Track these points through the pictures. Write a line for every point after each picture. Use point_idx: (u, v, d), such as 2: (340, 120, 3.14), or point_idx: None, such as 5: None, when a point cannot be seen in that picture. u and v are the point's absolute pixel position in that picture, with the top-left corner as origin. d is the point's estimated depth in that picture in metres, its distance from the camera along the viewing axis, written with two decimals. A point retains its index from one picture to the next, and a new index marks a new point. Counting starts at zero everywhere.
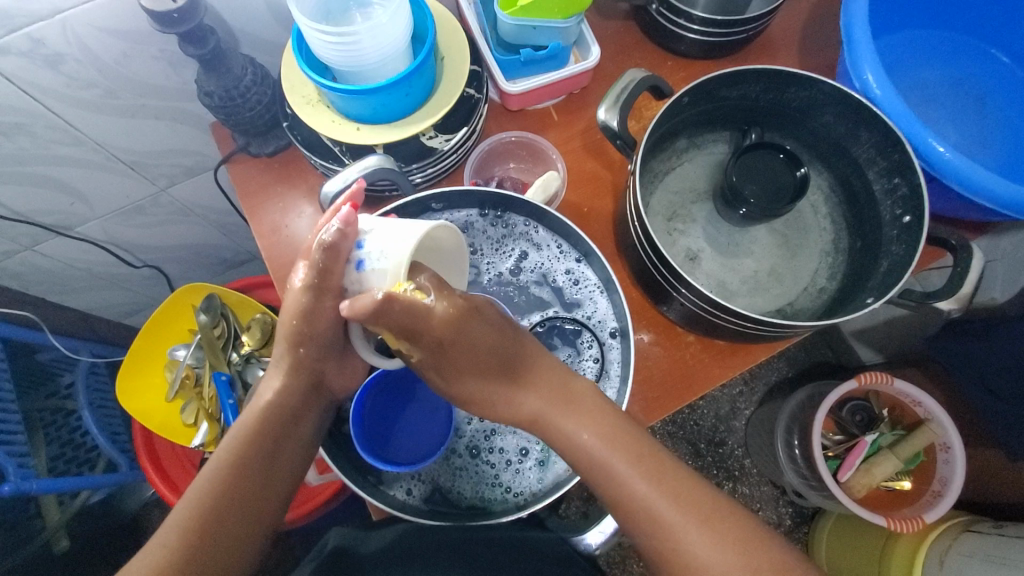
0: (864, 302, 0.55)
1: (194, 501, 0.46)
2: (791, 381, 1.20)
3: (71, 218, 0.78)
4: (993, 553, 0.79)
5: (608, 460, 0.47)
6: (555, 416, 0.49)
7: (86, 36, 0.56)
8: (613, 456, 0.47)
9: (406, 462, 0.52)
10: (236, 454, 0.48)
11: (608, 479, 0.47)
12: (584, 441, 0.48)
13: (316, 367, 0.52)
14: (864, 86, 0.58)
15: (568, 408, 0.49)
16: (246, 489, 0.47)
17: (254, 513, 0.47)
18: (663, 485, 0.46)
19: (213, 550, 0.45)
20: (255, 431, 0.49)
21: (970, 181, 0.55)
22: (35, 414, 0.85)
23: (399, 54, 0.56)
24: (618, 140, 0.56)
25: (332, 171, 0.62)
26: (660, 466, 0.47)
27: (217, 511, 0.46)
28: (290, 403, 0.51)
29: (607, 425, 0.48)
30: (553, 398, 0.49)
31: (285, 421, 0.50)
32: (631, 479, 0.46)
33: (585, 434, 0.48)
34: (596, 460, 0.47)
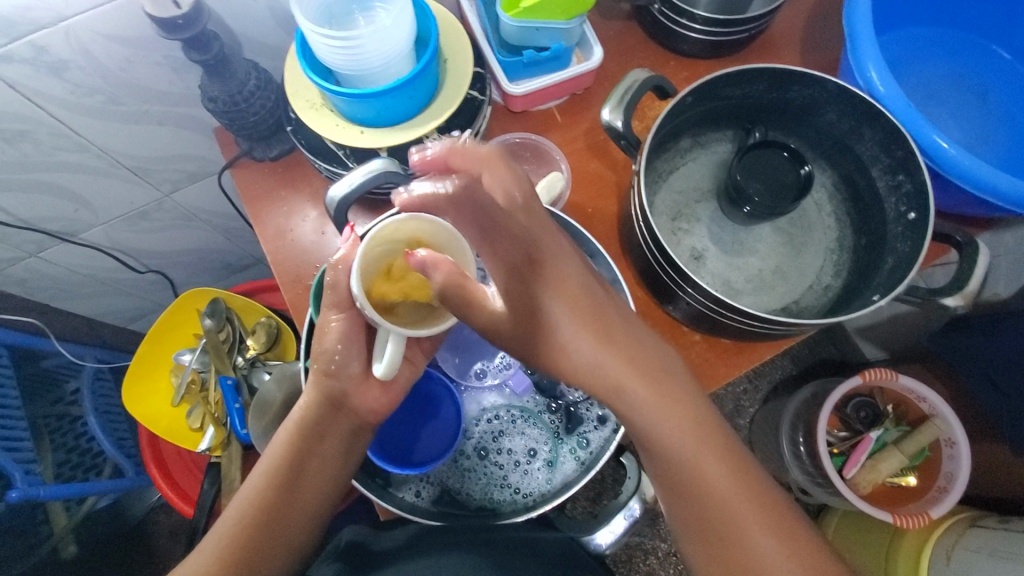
0: (870, 299, 0.55)
1: (234, 514, 0.48)
2: (795, 379, 1.20)
3: (75, 224, 0.78)
4: (1000, 549, 0.79)
5: (687, 452, 0.41)
6: (636, 388, 0.43)
7: (90, 43, 0.56)
8: (693, 448, 0.41)
9: (424, 463, 0.54)
10: (270, 471, 0.50)
11: (680, 474, 0.41)
12: (670, 429, 0.41)
13: (335, 389, 0.51)
14: (868, 84, 0.58)
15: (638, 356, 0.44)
16: (276, 507, 0.49)
17: (286, 528, 0.49)
18: (736, 485, 0.41)
19: (252, 558, 0.47)
20: (284, 452, 0.50)
21: (975, 178, 0.55)
22: (40, 421, 0.86)
23: (402, 57, 0.56)
24: (623, 140, 0.56)
25: (337, 174, 0.62)
26: (737, 463, 0.41)
27: (251, 526, 0.48)
28: (312, 419, 0.51)
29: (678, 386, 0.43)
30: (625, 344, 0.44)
31: (311, 440, 0.50)
32: (707, 478, 0.41)
33: (665, 417, 0.42)
34: (673, 448, 0.41)
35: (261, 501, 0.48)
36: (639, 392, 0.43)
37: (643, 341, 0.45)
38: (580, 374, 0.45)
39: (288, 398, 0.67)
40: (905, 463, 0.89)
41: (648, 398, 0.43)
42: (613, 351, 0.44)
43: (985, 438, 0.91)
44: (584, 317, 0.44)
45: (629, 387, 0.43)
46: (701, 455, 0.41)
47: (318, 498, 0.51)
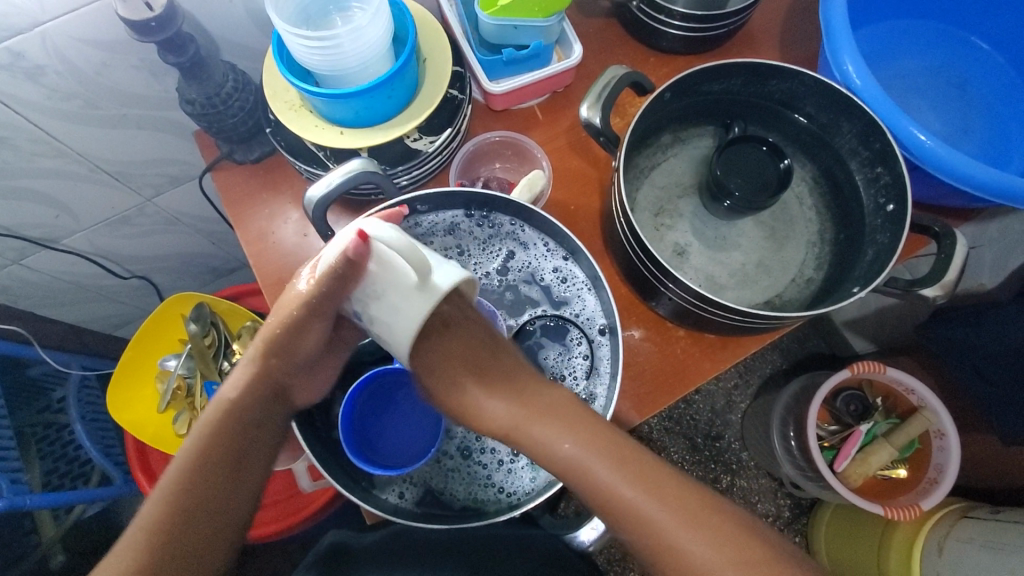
0: (850, 291, 0.56)
1: (158, 508, 0.43)
2: (785, 373, 1.21)
3: (57, 230, 0.78)
4: (991, 539, 0.79)
5: (655, 517, 0.44)
6: (596, 466, 0.46)
7: (66, 47, 0.56)
8: (660, 513, 0.44)
9: (383, 454, 0.54)
10: (200, 458, 0.45)
11: (653, 538, 0.44)
12: (570, 450, 0.47)
13: (280, 380, 0.49)
14: (845, 77, 0.58)
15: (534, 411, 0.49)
16: (210, 493, 0.44)
17: (218, 523, 0.44)
18: (688, 519, 0.44)
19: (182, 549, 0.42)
20: (213, 432, 0.46)
21: (954, 168, 0.55)
22: (28, 429, 0.85)
23: (381, 57, 0.56)
24: (601, 137, 0.57)
25: (317, 176, 0.62)
26: (706, 513, 0.44)
27: (182, 517, 0.43)
28: (251, 403, 0.48)
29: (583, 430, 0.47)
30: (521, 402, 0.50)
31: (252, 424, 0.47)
32: (678, 534, 0.43)
33: (628, 483, 0.45)
34: (642, 515, 0.44)
35: (193, 487, 0.44)
36: (606, 470, 0.46)
37: (595, 422, 0.48)
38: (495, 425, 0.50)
39: None
40: (895, 455, 0.88)
41: (610, 475, 0.46)
42: (579, 437, 0.47)
43: (974, 429, 0.91)
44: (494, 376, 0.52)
45: (597, 472, 0.46)
46: (666, 515, 0.44)
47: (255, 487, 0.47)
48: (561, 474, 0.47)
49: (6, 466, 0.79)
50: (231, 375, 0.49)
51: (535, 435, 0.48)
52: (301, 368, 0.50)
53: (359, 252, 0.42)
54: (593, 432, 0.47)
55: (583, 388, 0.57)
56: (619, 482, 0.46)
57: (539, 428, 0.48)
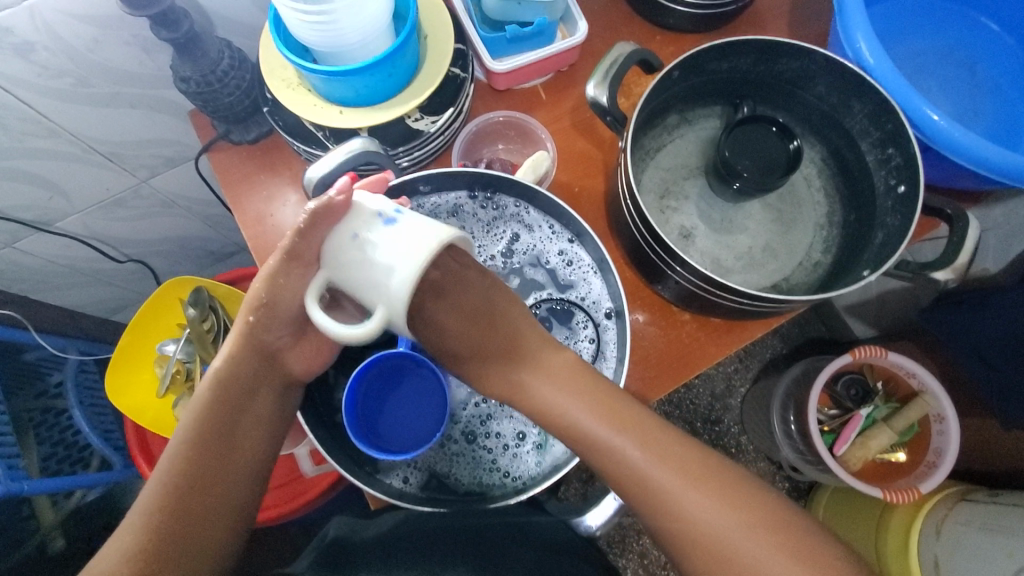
0: (860, 274, 0.55)
1: (157, 495, 0.45)
2: (785, 358, 1.21)
3: (50, 213, 0.76)
4: (988, 522, 0.80)
5: (661, 480, 0.46)
6: (613, 432, 0.48)
7: (54, 21, 0.54)
8: (664, 472, 0.46)
9: (388, 442, 0.53)
10: (193, 438, 0.47)
11: (659, 500, 0.46)
12: (582, 414, 0.48)
13: (265, 342, 0.50)
14: (857, 55, 0.57)
15: (551, 380, 0.50)
16: (205, 483, 0.46)
17: (221, 492, 0.46)
18: (711, 493, 0.45)
19: (189, 518, 0.44)
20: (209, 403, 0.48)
21: (968, 150, 0.54)
22: (24, 413, 0.84)
23: (382, 33, 0.54)
24: (608, 116, 0.55)
25: (316, 157, 0.60)
26: (705, 472, 0.47)
27: (182, 497, 0.45)
28: (239, 369, 0.49)
29: (595, 395, 0.49)
30: (543, 373, 0.50)
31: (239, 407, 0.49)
32: (682, 496, 0.45)
33: (637, 451, 0.47)
34: (649, 483, 0.46)
35: (189, 475, 0.45)
36: (613, 437, 0.48)
37: (605, 388, 0.50)
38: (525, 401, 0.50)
39: None
40: (894, 438, 0.89)
41: (630, 446, 0.47)
42: (581, 399, 0.49)
43: (974, 414, 0.91)
44: (503, 351, 0.52)
45: (608, 438, 0.48)
46: (670, 477, 0.46)
47: (254, 461, 0.49)
48: (570, 438, 0.49)
49: (4, 451, 0.78)
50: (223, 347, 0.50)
51: (539, 399, 0.50)
52: (282, 326, 0.50)
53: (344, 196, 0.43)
54: (603, 404, 0.49)
55: None
56: (627, 444, 0.47)
57: (550, 389, 0.50)
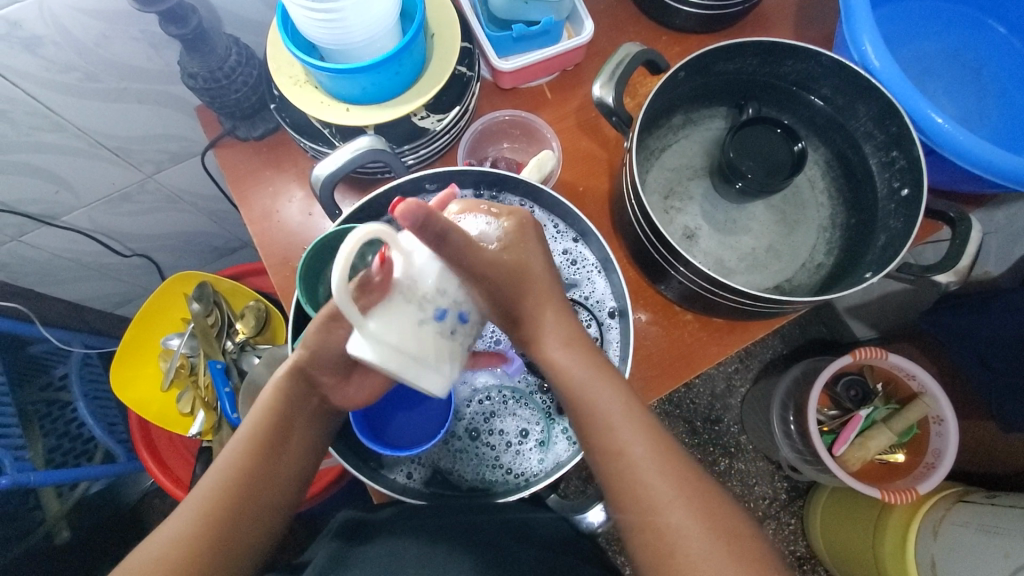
0: (862, 276, 0.55)
1: (190, 515, 0.44)
2: (785, 358, 1.21)
3: (57, 207, 0.77)
4: (987, 523, 0.80)
5: (643, 464, 0.45)
6: (622, 423, 0.46)
7: (64, 17, 0.54)
8: (647, 458, 0.45)
9: (389, 436, 0.54)
10: (241, 458, 0.46)
11: (646, 504, 0.44)
12: (603, 395, 0.46)
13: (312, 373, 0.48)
14: (863, 58, 0.57)
15: (583, 355, 0.48)
16: (242, 506, 0.45)
17: (260, 516, 0.46)
18: (699, 507, 0.44)
19: (226, 539, 0.44)
20: (259, 423, 0.47)
21: (971, 154, 0.54)
22: (30, 407, 0.84)
23: (389, 32, 0.54)
24: (614, 116, 0.56)
25: (322, 154, 0.61)
26: (686, 469, 0.45)
27: (223, 518, 0.45)
28: (290, 394, 0.48)
29: (619, 388, 0.47)
30: (566, 339, 0.48)
31: (278, 438, 0.47)
32: (655, 485, 0.44)
33: (633, 437, 0.46)
34: (633, 465, 0.45)
35: (221, 503, 0.45)
36: (618, 417, 0.46)
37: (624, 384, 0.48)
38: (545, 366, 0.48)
39: None
40: (893, 439, 0.89)
41: (636, 442, 0.45)
42: (598, 376, 0.47)
43: (973, 416, 0.92)
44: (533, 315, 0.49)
45: (608, 412, 0.46)
46: (650, 463, 0.45)
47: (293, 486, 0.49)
48: (576, 397, 0.47)
49: (9, 443, 0.79)
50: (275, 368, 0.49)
51: (559, 361, 0.48)
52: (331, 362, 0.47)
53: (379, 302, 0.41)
54: (612, 384, 0.47)
55: None
56: (634, 437, 0.45)
57: (568, 355, 0.48)
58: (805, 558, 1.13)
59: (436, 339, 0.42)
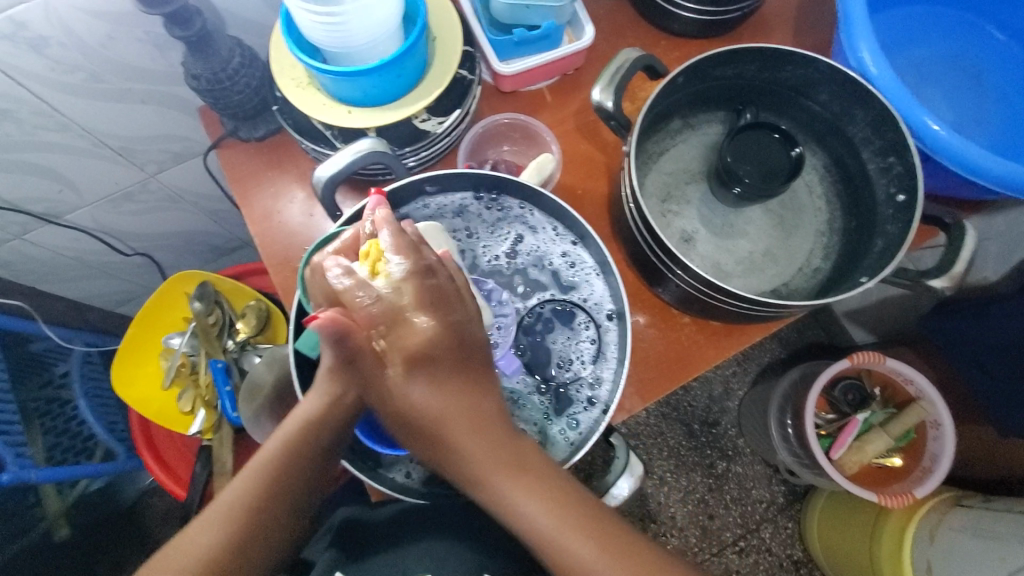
0: (858, 281, 0.56)
1: (216, 522, 0.46)
2: (783, 362, 1.21)
3: (59, 206, 0.77)
4: (984, 528, 0.81)
5: (536, 512, 0.41)
6: (496, 473, 0.41)
7: (69, 18, 0.55)
8: (547, 520, 0.40)
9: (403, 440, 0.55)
10: (272, 469, 0.48)
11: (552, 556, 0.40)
12: (471, 447, 0.41)
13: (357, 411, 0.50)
14: (860, 64, 0.57)
15: (452, 398, 0.42)
16: (260, 518, 0.47)
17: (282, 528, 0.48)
18: (607, 552, 0.40)
19: (250, 550, 0.46)
20: (294, 441, 0.49)
21: (968, 161, 0.54)
22: (30, 404, 0.85)
23: (391, 35, 0.55)
24: (613, 121, 0.56)
25: (324, 156, 0.61)
26: (600, 524, 0.41)
27: (252, 527, 0.47)
28: (335, 419, 0.49)
29: (498, 427, 0.42)
30: (439, 385, 0.41)
31: (308, 461, 0.42)
32: (560, 534, 0.40)
33: (523, 487, 0.41)
34: (527, 519, 0.41)
35: None
36: (487, 464, 0.41)
37: (506, 427, 0.43)
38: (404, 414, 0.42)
39: (278, 381, 0.68)
40: (891, 444, 0.89)
41: (517, 490, 0.41)
42: (470, 433, 0.41)
43: (970, 420, 0.92)
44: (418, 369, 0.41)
45: (489, 476, 0.41)
46: (556, 526, 0.40)
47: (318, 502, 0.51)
48: (429, 439, 0.42)
49: (9, 440, 0.79)
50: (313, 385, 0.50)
51: (409, 400, 0.41)
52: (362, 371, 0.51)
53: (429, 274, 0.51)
54: (473, 425, 0.42)
55: (589, 372, 0.57)
56: (519, 491, 0.41)
57: (434, 406, 0.41)
58: (802, 562, 1.13)
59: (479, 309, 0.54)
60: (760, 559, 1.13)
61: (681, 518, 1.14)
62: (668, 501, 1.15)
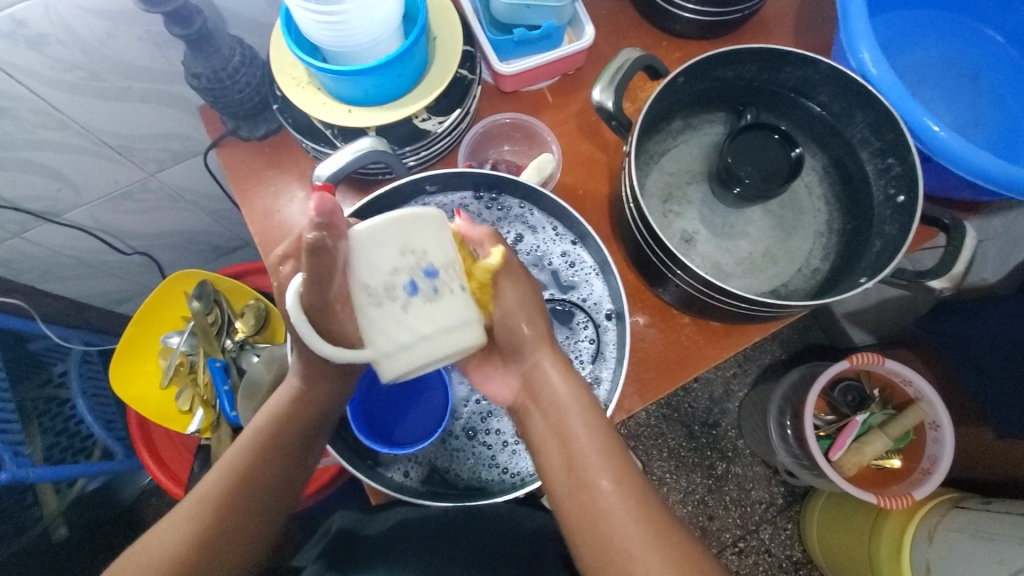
0: (857, 281, 0.56)
1: (191, 514, 0.45)
2: (783, 363, 1.21)
3: (59, 204, 0.77)
4: (982, 528, 0.81)
5: (610, 496, 0.45)
6: (587, 444, 0.47)
7: (70, 16, 0.55)
8: (610, 491, 0.45)
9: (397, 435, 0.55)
10: (248, 458, 0.48)
11: (608, 532, 0.44)
12: (577, 423, 0.47)
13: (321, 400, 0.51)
14: (860, 65, 0.57)
15: (568, 379, 0.49)
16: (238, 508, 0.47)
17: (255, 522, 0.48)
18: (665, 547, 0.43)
19: (224, 543, 0.45)
20: (265, 434, 0.49)
21: (967, 161, 0.55)
22: (28, 403, 0.84)
23: (391, 35, 0.55)
24: (613, 121, 0.56)
25: (324, 155, 0.61)
26: (659, 518, 0.44)
27: (226, 519, 0.46)
28: (305, 409, 0.51)
29: (589, 407, 0.49)
30: (560, 364, 0.50)
31: (281, 453, 0.49)
32: (622, 523, 0.44)
33: (602, 464, 0.46)
34: (602, 500, 0.45)
35: (213, 515, 0.46)
36: (585, 441, 0.47)
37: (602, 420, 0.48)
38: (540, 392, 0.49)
39: (277, 380, 0.68)
40: (890, 445, 0.89)
41: (601, 472, 0.46)
42: (582, 409, 0.48)
43: (969, 422, 0.92)
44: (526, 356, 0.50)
45: (579, 437, 0.47)
46: (625, 506, 0.44)
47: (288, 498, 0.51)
48: (551, 415, 0.48)
49: (8, 439, 0.79)
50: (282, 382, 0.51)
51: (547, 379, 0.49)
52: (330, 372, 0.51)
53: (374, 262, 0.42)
54: (587, 415, 0.48)
55: (588, 372, 0.57)
56: (599, 464, 0.46)
57: (561, 386, 0.49)
58: (801, 563, 1.13)
59: (425, 307, 0.42)
60: (759, 560, 1.13)
61: (680, 519, 1.14)
62: (667, 502, 1.15)
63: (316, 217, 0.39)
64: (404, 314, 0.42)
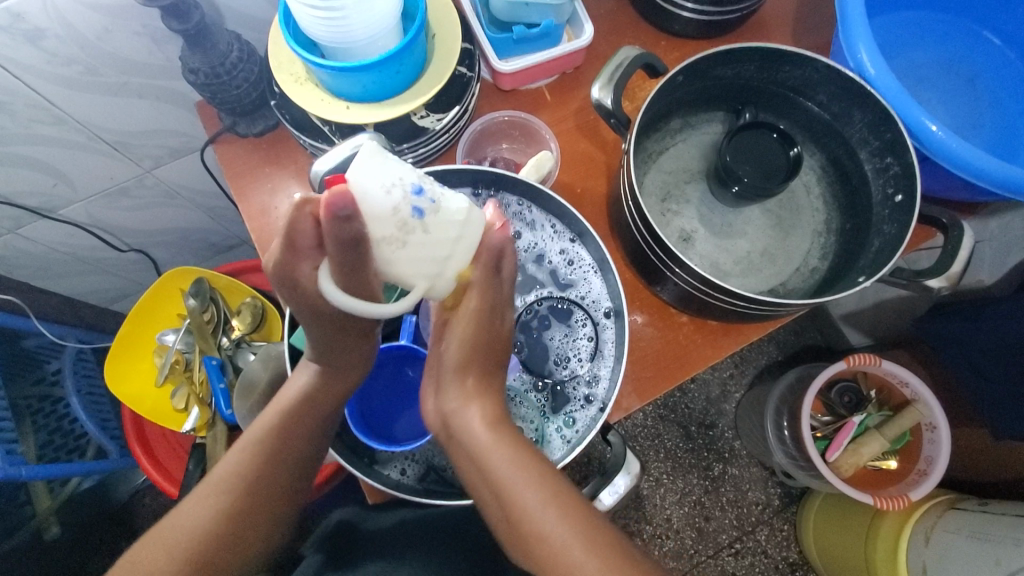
0: (855, 280, 0.56)
1: (214, 497, 0.49)
2: (780, 365, 1.22)
3: (54, 200, 0.77)
4: (978, 529, 0.81)
5: (538, 514, 0.45)
6: (507, 473, 0.47)
7: (67, 10, 0.54)
8: (557, 528, 0.45)
9: (397, 438, 0.56)
10: (266, 444, 0.51)
11: (541, 552, 0.45)
12: (499, 454, 0.48)
13: (334, 385, 0.52)
14: (858, 66, 0.57)
15: (485, 412, 0.50)
16: (255, 492, 0.50)
17: (274, 505, 0.51)
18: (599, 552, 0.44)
19: (247, 521, 0.49)
20: (281, 417, 0.51)
21: (964, 162, 0.55)
22: (21, 401, 0.83)
23: (390, 31, 0.55)
24: (612, 118, 0.56)
25: (322, 151, 0.61)
26: (594, 526, 0.45)
27: (245, 498, 0.49)
28: (319, 397, 0.51)
29: (507, 435, 0.49)
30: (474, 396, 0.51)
31: (296, 439, 0.51)
32: (557, 538, 0.44)
33: (527, 488, 0.46)
34: (530, 519, 0.45)
35: (234, 498, 0.49)
36: (508, 471, 0.47)
37: (527, 449, 0.49)
38: (461, 431, 0.50)
39: (273, 377, 0.68)
40: (887, 446, 0.89)
41: (526, 493, 0.46)
42: (501, 439, 0.49)
43: (965, 423, 0.92)
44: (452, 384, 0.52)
45: (501, 469, 0.47)
46: (552, 520, 0.45)
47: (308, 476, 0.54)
48: (470, 451, 0.49)
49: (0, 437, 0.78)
50: (296, 371, 0.52)
51: (463, 416, 0.50)
52: (341, 352, 0.52)
53: (374, 208, 0.38)
54: (510, 443, 0.48)
55: (586, 370, 0.57)
56: (525, 489, 0.46)
57: (474, 418, 0.50)
58: (797, 565, 1.13)
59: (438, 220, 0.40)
60: (755, 561, 1.13)
61: (677, 520, 1.14)
62: (664, 502, 1.15)
63: (335, 211, 0.38)
64: (426, 238, 0.40)
